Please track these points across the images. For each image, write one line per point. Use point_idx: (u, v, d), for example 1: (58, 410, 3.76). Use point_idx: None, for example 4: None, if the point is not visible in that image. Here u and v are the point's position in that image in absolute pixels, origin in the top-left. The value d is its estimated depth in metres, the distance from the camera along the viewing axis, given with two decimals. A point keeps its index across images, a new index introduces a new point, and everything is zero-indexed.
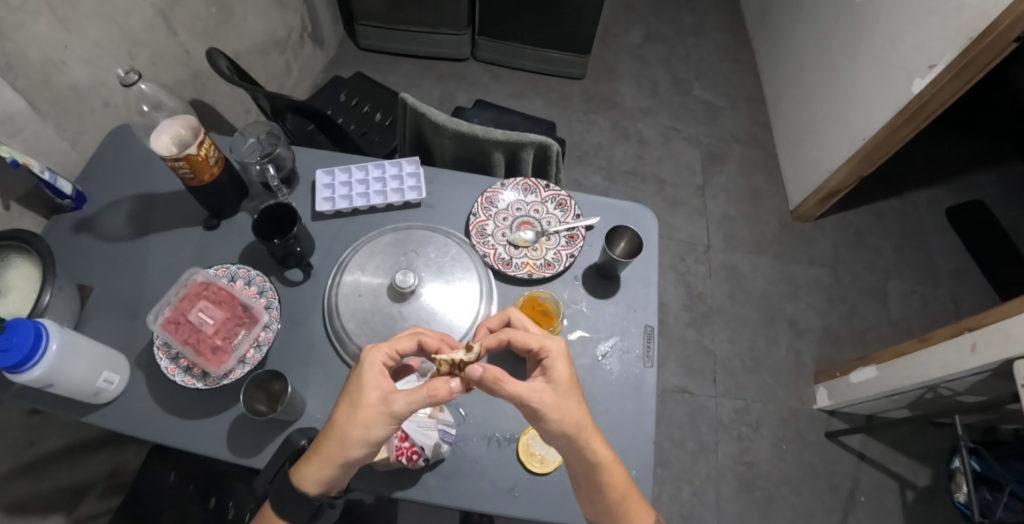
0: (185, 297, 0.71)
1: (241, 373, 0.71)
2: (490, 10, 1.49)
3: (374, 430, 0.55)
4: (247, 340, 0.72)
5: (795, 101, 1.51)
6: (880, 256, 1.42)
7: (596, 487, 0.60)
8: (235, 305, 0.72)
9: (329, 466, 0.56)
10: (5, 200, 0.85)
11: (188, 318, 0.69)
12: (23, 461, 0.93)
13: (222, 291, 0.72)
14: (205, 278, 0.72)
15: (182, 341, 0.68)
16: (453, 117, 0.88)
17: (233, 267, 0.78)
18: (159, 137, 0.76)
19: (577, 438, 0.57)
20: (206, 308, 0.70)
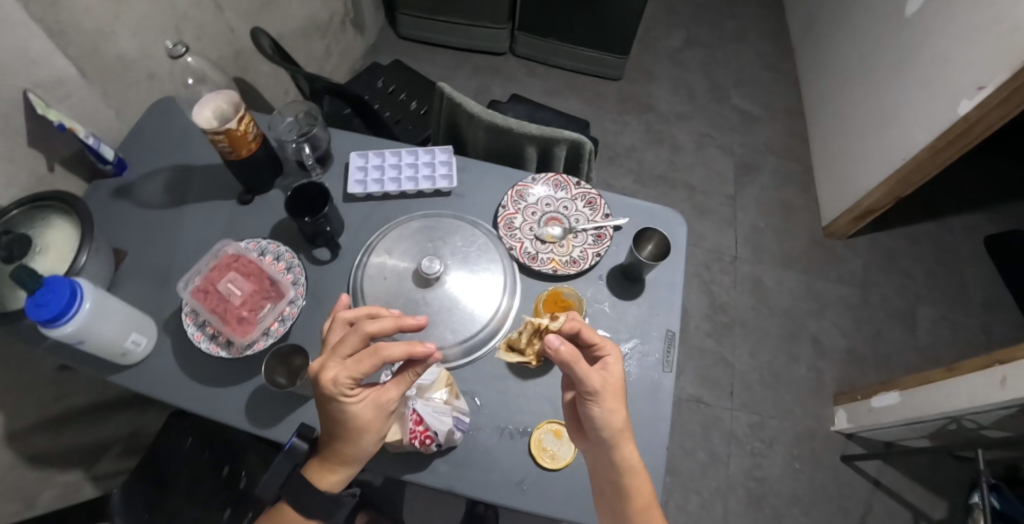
0: (215, 267, 0.73)
1: (264, 345, 0.72)
2: (531, 5, 1.49)
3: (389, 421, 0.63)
4: (272, 313, 0.73)
5: (835, 116, 1.47)
6: (912, 280, 1.38)
7: (620, 494, 0.62)
8: (262, 278, 0.74)
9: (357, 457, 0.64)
10: (49, 162, 0.88)
11: (217, 288, 0.71)
12: (48, 414, 0.97)
13: (251, 264, 0.74)
14: (235, 251, 0.74)
15: (209, 309, 0.71)
16: (489, 109, 0.88)
17: (263, 242, 0.80)
18: (202, 110, 0.77)
19: (615, 434, 0.62)
20: (235, 279, 0.72)
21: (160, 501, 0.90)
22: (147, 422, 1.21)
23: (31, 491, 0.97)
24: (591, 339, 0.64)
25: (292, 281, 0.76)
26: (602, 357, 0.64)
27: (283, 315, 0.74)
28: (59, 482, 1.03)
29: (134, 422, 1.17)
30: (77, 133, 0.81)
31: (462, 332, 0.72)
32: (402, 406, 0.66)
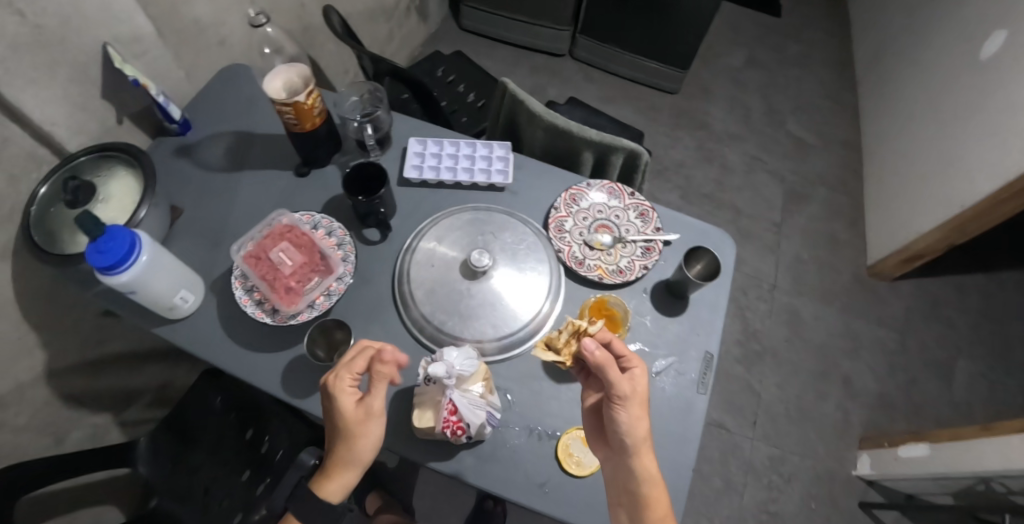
0: (268, 234, 0.74)
1: (308, 317, 0.73)
2: (597, 9, 1.50)
3: (373, 435, 0.63)
4: (319, 287, 0.74)
5: (895, 153, 1.43)
6: (954, 331, 1.31)
7: (637, 507, 0.62)
8: (313, 251, 0.75)
9: (352, 474, 0.64)
10: (119, 115, 0.92)
11: (269, 255, 0.72)
12: (87, 356, 1.01)
13: (304, 236, 0.75)
14: (289, 222, 0.75)
15: (259, 275, 0.72)
16: (551, 110, 0.89)
17: (317, 215, 0.81)
18: (271, 80, 0.78)
19: (638, 443, 0.63)
20: (286, 249, 0.73)
21: (185, 455, 0.97)
22: (180, 377, 1.24)
23: (64, 427, 1.02)
24: (620, 351, 0.66)
25: (342, 257, 0.77)
26: (628, 369, 0.65)
27: (326, 289, 0.75)
28: (89, 422, 1.06)
29: (166, 375, 1.20)
30: (148, 90, 0.85)
31: (502, 329, 0.72)
32: (439, 395, 0.66)
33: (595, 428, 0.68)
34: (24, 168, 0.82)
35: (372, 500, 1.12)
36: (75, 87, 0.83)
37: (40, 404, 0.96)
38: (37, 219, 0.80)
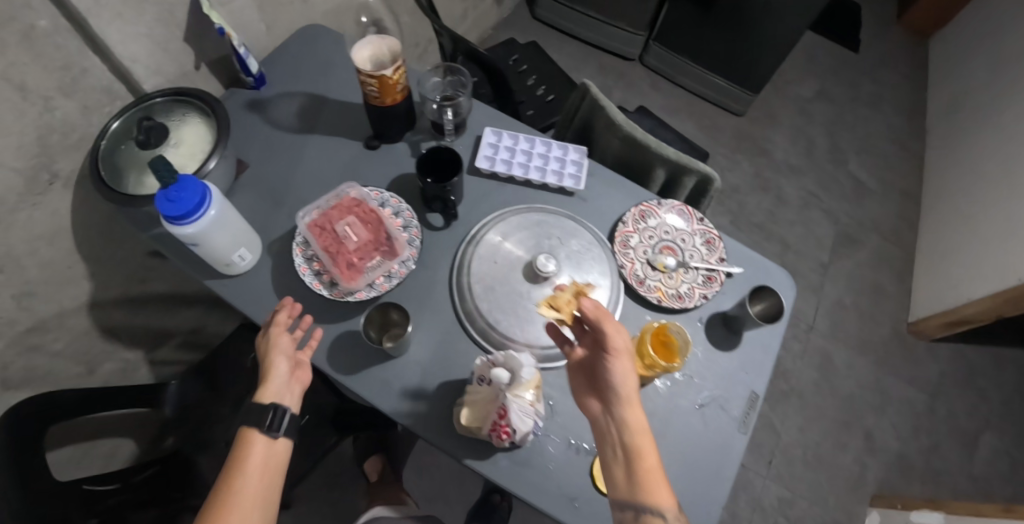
0: (336, 205, 0.75)
1: (366, 297, 0.73)
2: (675, 18, 1.49)
3: (279, 342, 0.68)
4: (381, 268, 0.75)
5: (956, 213, 1.39)
6: (986, 403, 1.28)
7: (630, 461, 0.56)
8: (378, 228, 0.75)
9: (276, 383, 0.66)
10: (198, 61, 0.91)
11: (335, 228, 0.73)
12: (131, 293, 1.03)
13: (371, 213, 0.75)
14: (356, 195, 0.76)
15: (322, 245, 0.72)
16: (630, 120, 0.88)
17: (385, 193, 0.81)
18: (361, 47, 0.77)
19: (628, 392, 0.59)
20: (353, 223, 0.74)
21: (212, 407, 0.98)
22: (215, 324, 1.26)
23: (98, 358, 1.03)
24: None
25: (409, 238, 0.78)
26: None
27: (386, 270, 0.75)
28: (122, 357, 1.08)
29: (200, 320, 1.21)
30: (230, 38, 0.83)
31: None
32: (490, 397, 0.65)
33: (586, 387, 0.64)
34: (99, 101, 0.84)
35: (371, 463, 1.19)
36: (161, 26, 0.82)
37: (79, 332, 0.97)
38: (105, 154, 0.80)
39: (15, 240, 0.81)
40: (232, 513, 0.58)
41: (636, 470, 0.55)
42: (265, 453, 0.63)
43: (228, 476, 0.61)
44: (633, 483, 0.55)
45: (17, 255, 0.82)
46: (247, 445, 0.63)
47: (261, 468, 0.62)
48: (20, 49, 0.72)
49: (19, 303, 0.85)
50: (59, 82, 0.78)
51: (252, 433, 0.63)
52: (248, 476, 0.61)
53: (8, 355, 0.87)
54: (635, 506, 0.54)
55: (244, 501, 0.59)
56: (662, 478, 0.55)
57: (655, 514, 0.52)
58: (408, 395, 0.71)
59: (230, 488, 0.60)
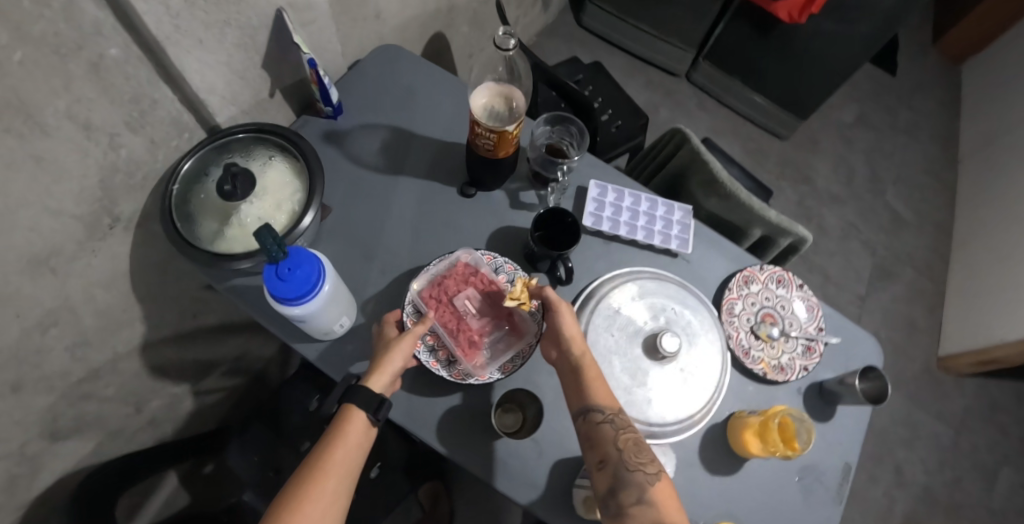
0: (451, 274, 0.73)
1: (489, 378, 0.69)
2: (721, 45, 1.54)
3: (401, 348, 0.65)
4: (503, 346, 0.71)
5: (987, 253, 1.46)
6: (1005, 439, 1.41)
7: (575, 377, 0.67)
8: (497, 300, 0.73)
9: (386, 378, 0.63)
10: (272, 88, 0.85)
11: (455, 302, 0.71)
12: (184, 327, 0.97)
13: (490, 284, 0.73)
14: (470, 261, 0.74)
15: (442, 321, 0.70)
16: (733, 178, 0.86)
17: (499, 258, 0.76)
18: (478, 95, 0.71)
19: (569, 329, 0.69)
20: (472, 296, 0.72)
21: (275, 455, 0.94)
22: (259, 348, 1.21)
23: (145, 396, 0.97)
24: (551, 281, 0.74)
25: (529, 313, 0.73)
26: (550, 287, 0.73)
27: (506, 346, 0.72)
28: (168, 392, 1.03)
29: (244, 347, 1.16)
30: (318, 70, 0.76)
31: (670, 414, 0.72)
32: None
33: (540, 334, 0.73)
34: (166, 135, 0.75)
35: (428, 487, 1.11)
36: (239, 54, 0.75)
37: (129, 372, 0.91)
38: (178, 202, 0.72)
39: (72, 290, 0.74)
40: (319, 485, 0.57)
41: (579, 383, 0.66)
42: (363, 435, 0.62)
43: (324, 446, 0.59)
44: (579, 391, 0.66)
45: (74, 305, 0.75)
46: (349, 420, 0.61)
47: (353, 446, 0.60)
48: (87, 82, 0.61)
49: (73, 353, 0.79)
50: (127, 116, 0.68)
51: (359, 412, 0.61)
52: (341, 452, 0.59)
53: (59, 406, 0.81)
54: (582, 410, 0.65)
55: (332, 477, 0.57)
56: (602, 384, 0.66)
57: (596, 411, 0.64)
58: (520, 473, 0.68)
59: (323, 457, 0.58)
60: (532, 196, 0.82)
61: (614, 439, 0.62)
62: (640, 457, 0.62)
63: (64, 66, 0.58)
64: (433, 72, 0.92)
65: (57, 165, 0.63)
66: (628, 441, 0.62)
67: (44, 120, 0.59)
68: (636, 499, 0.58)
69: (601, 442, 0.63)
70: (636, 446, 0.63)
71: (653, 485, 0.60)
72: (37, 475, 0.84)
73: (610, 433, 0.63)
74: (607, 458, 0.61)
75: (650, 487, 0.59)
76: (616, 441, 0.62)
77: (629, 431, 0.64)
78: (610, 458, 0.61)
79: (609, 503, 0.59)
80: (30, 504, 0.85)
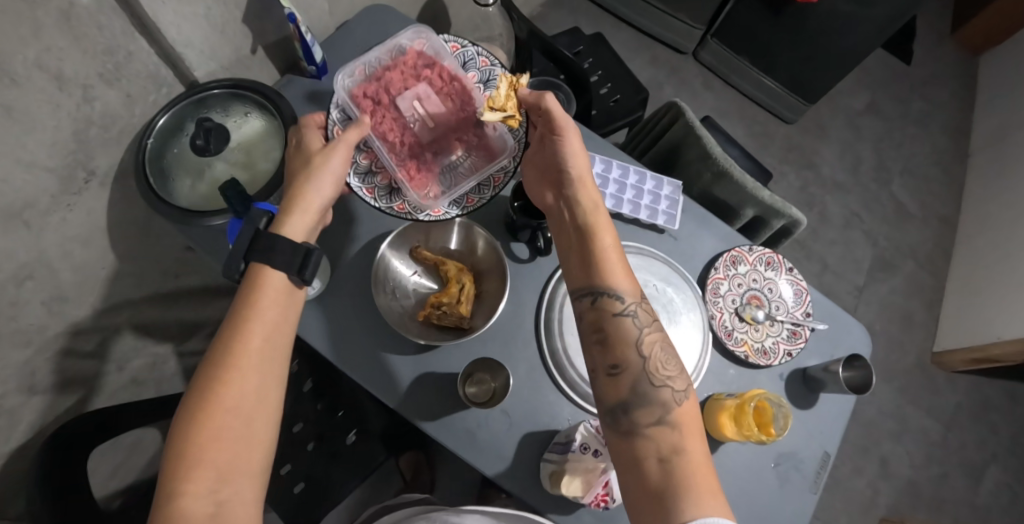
0: (397, 68, 0.70)
1: (444, 212, 0.71)
2: (730, 22, 1.49)
3: (334, 164, 0.64)
4: (463, 171, 0.72)
5: (992, 249, 1.42)
6: (995, 437, 1.40)
7: (588, 250, 0.64)
8: (452, 102, 0.70)
9: (304, 226, 0.61)
10: (254, 44, 0.83)
11: (397, 109, 0.69)
12: (166, 287, 0.98)
13: (442, 83, 0.70)
14: (418, 62, 0.70)
15: (382, 128, 0.69)
16: (726, 153, 0.83)
17: (463, 65, 0.73)
18: (453, 63, 0.74)
19: (579, 175, 0.67)
20: (417, 105, 0.69)
21: None
22: None
23: (127, 355, 0.98)
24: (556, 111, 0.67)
25: (511, 131, 0.71)
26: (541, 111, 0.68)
27: (469, 168, 0.72)
28: (151, 352, 1.03)
29: (230, 309, 1.16)
30: (300, 26, 0.73)
31: None
32: (594, 465, 0.63)
33: (539, 177, 0.70)
34: (143, 89, 0.74)
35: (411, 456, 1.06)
36: (219, 7, 0.72)
37: (108, 330, 0.91)
38: (153, 157, 0.70)
39: (48, 244, 0.73)
40: (232, 378, 0.52)
41: (594, 262, 0.63)
42: (280, 310, 0.57)
43: (231, 333, 0.55)
44: (591, 270, 0.62)
45: (50, 260, 0.74)
46: (265, 283, 0.57)
47: (268, 323, 0.56)
48: (58, 30, 0.59)
49: (49, 308, 0.78)
50: (101, 68, 0.67)
51: (280, 271, 0.58)
52: (253, 336, 0.55)
53: (38, 361, 0.81)
54: (591, 289, 0.62)
55: (249, 363, 0.54)
56: (618, 265, 0.63)
57: (615, 298, 0.60)
58: (490, 445, 0.67)
59: (233, 343, 0.54)
60: None
61: (637, 344, 0.59)
62: (666, 370, 0.58)
63: (32, 13, 0.56)
64: None
65: (28, 115, 0.62)
66: (651, 346, 0.59)
67: (13, 68, 0.57)
68: (658, 417, 0.55)
69: (620, 344, 0.59)
70: (661, 354, 0.59)
71: (679, 407, 0.56)
72: (17, 428, 0.84)
73: (631, 328, 0.59)
74: (627, 365, 0.58)
75: (675, 408, 0.56)
76: (639, 346, 0.59)
77: (654, 328, 0.60)
78: (629, 365, 0.58)
79: (620, 418, 0.57)
80: (14, 455, 0.87)
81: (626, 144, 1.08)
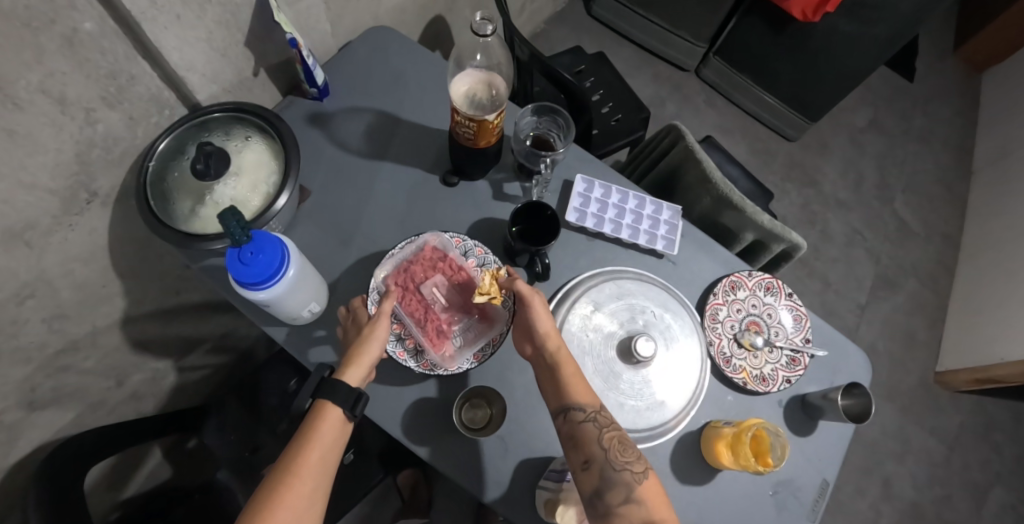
0: (418, 261, 0.72)
1: (460, 368, 0.69)
2: (732, 40, 1.49)
3: (376, 338, 0.63)
4: (473, 334, 0.70)
5: (995, 268, 1.42)
6: (999, 458, 1.39)
7: (555, 377, 0.64)
8: (467, 282, 0.71)
9: (362, 370, 0.62)
10: (256, 67, 0.84)
11: (420, 290, 0.70)
12: (167, 303, 0.98)
13: (458, 271, 0.71)
14: (437, 244, 0.73)
15: (408, 309, 0.69)
16: (726, 178, 0.83)
17: (468, 242, 0.75)
18: (460, 81, 0.69)
19: (547, 327, 0.66)
20: (439, 284, 0.71)
21: (252, 434, 0.96)
22: (245, 327, 1.22)
23: (126, 371, 0.98)
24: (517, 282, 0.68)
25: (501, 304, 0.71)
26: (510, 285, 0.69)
27: (477, 332, 0.71)
28: (151, 368, 1.04)
29: (230, 325, 1.17)
30: (301, 51, 0.74)
31: (646, 419, 0.71)
32: None
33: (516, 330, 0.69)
34: (145, 111, 0.74)
35: (409, 475, 1.05)
36: (220, 31, 0.73)
37: (108, 346, 0.91)
38: (154, 179, 0.70)
39: (49, 263, 0.73)
40: (291, 491, 0.53)
41: (558, 383, 0.64)
42: (339, 435, 0.59)
43: (296, 445, 0.56)
44: (561, 394, 0.63)
45: (51, 278, 0.75)
46: (329, 416, 0.58)
47: (329, 446, 0.57)
48: (62, 56, 0.60)
49: (50, 325, 0.79)
50: (103, 91, 0.67)
51: (337, 408, 0.58)
52: (315, 453, 0.56)
53: (37, 378, 0.82)
54: (562, 410, 0.63)
55: (307, 480, 0.54)
56: (583, 383, 0.64)
57: (576, 410, 0.62)
58: (485, 471, 0.67)
59: (296, 460, 0.55)
60: (516, 187, 0.80)
61: (599, 438, 0.61)
62: (627, 455, 0.60)
63: (35, 39, 0.56)
64: (425, 55, 0.90)
65: (30, 138, 0.62)
66: (612, 439, 0.61)
67: (16, 93, 0.58)
68: (624, 497, 0.57)
69: (584, 441, 0.61)
70: (621, 444, 0.61)
71: (641, 482, 0.58)
72: (15, 443, 0.85)
73: (593, 432, 0.61)
74: (592, 458, 0.60)
75: (638, 486, 0.58)
76: (601, 440, 0.60)
77: (612, 428, 0.62)
78: (594, 458, 0.59)
79: (596, 503, 0.58)
80: (10, 471, 0.87)
81: (626, 166, 1.08)
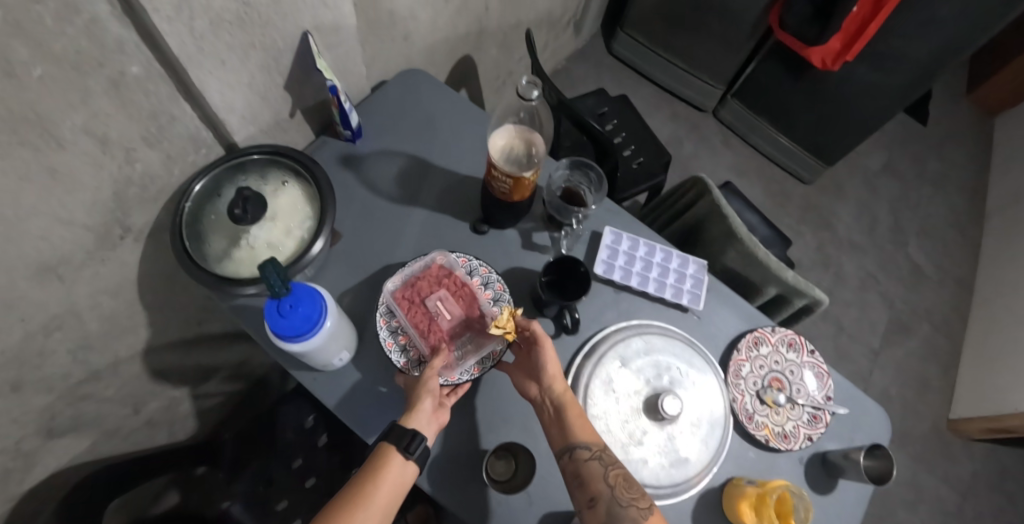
0: (425, 276, 0.72)
1: (459, 380, 0.69)
2: (748, 80, 1.52)
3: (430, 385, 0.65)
4: (473, 347, 0.71)
5: (1008, 316, 1.42)
6: (1012, 508, 1.38)
7: (559, 417, 0.66)
8: (471, 300, 0.72)
9: (423, 417, 0.63)
10: (293, 108, 0.85)
11: (425, 303, 0.70)
12: (190, 332, 0.99)
13: (462, 287, 0.72)
14: (443, 263, 0.74)
15: (412, 321, 0.70)
16: (751, 233, 0.83)
17: (473, 260, 0.76)
18: (499, 135, 0.70)
19: (552, 370, 0.68)
20: (443, 298, 0.71)
21: (263, 466, 0.97)
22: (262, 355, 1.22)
23: (144, 398, 0.98)
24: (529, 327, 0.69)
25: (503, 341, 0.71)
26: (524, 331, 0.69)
27: (476, 345, 0.71)
28: (167, 395, 1.04)
29: (247, 353, 1.18)
30: (340, 96, 0.75)
31: (670, 475, 0.71)
32: None
33: (520, 373, 0.70)
34: (183, 150, 0.75)
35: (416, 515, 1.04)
36: (262, 75, 0.75)
37: (129, 374, 0.92)
38: (190, 219, 0.71)
39: (79, 297, 0.74)
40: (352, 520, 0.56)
41: (563, 423, 0.65)
42: (403, 475, 0.60)
43: (364, 477, 0.59)
44: (564, 433, 0.65)
45: (79, 310, 0.75)
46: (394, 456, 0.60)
47: (394, 488, 0.59)
48: (107, 97, 0.61)
49: (74, 356, 0.79)
50: (145, 131, 0.68)
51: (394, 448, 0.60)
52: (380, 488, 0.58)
53: (58, 406, 0.81)
54: (567, 449, 0.64)
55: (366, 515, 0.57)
56: (587, 421, 0.66)
57: (582, 448, 0.64)
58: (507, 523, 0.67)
59: (363, 490, 0.58)
60: (545, 237, 0.81)
61: (604, 475, 0.63)
62: (632, 491, 0.63)
63: (84, 82, 0.57)
64: (456, 98, 0.91)
65: (71, 177, 0.63)
66: (617, 476, 0.63)
67: (60, 134, 0.59)
68: None
69: (590, 480, 0.62)
70: (625, 480, 0.64)
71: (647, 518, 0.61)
72: (31, 471, 0.84)
73: (599, 470, 0.63)
74: (598, 496, 0.62)
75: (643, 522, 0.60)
76: (606, 477, 0.63)
77: (617, 466, 0.65)
78: (601, 495, 0.62)
79: None
80: (22, 500, 0.86)
81: (648, 212, 1.10)
